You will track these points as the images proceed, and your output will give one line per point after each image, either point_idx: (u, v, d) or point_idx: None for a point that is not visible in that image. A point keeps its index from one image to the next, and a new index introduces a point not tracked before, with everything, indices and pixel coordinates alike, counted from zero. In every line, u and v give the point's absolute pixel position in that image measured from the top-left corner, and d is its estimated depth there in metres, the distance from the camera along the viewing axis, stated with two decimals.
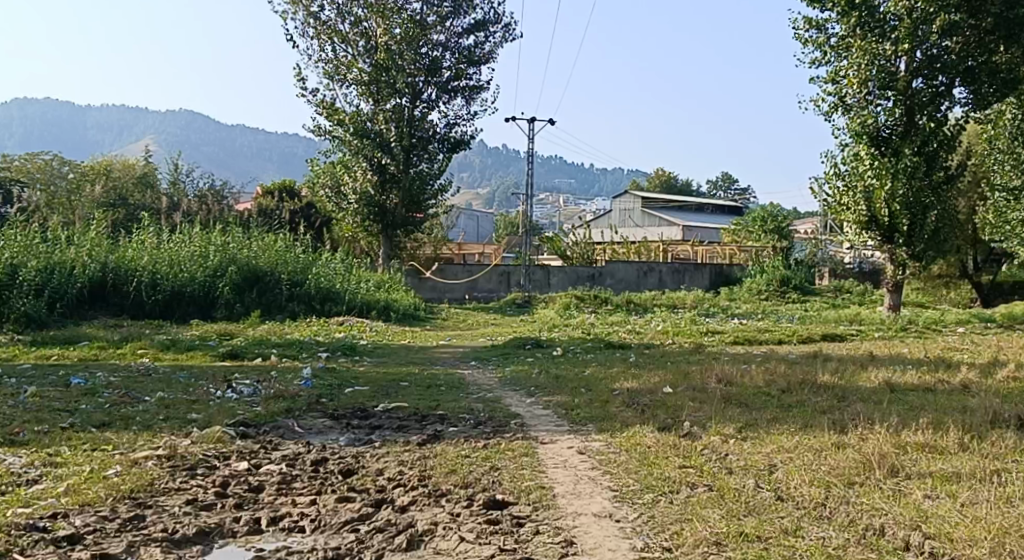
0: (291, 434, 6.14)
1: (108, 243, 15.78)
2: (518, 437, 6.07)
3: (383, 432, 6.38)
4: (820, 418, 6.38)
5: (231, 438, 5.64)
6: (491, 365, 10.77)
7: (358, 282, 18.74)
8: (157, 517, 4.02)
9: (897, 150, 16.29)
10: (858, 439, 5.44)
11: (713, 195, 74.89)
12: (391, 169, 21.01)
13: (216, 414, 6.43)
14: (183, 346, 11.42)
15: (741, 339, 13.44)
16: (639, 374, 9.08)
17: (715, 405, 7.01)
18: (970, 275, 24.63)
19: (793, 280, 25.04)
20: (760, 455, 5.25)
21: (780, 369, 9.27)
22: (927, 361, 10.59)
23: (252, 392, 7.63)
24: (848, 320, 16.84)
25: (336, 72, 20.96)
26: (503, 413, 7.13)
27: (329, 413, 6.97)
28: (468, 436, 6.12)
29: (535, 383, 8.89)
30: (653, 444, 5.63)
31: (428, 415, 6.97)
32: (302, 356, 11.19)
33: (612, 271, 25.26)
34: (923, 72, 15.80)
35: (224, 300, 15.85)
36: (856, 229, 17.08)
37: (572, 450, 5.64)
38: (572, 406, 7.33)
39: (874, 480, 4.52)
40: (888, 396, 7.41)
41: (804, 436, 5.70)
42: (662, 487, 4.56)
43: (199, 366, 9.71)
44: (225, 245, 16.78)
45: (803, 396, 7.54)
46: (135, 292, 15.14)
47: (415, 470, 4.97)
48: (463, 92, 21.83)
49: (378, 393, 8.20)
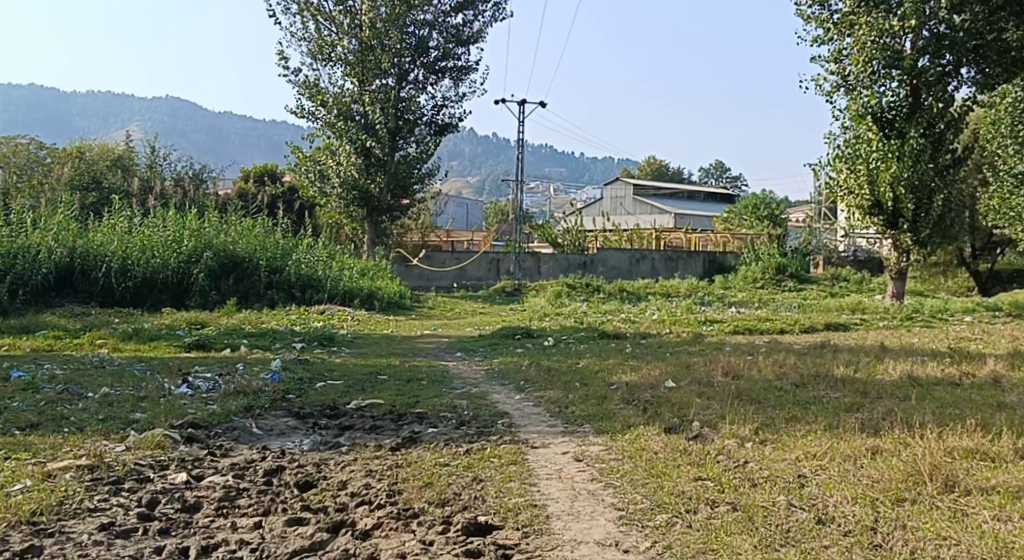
0: (246, 438, 5.39)
1: (77, 226, 15.00)
2: (506, 440, 5.33)
3: (354, 435, 5.67)
4: (844, 417, 5.68)
5: (173, 441, 4.88)
6: (478, 357, 10.04)
7: (341, 269, 17.85)
8: (59, 552, 3.27)
9: (902, 132, 15.58)
10: (896, 444, 4.74)
11: (705, 183, 74.19)
12: (376, 152, 20.14)
13: (163, 413, 5.66)
14: (148, 337, 10.64)
15: (742, 328, 12.76)
16: (638, 366, 8.35)
17: (725, 402, 6.31)
18: (968, 262, 23.99)
19: (789, 268, 24.32)
20: (786, 464, 4.53)
21: (789, 361, 8.56)
22: (945, 352, 9.89)
23: (210, 388, 6.83)
24: (849, 308, 16.16)
25: (319, 52, 20.10)
26: (489, 411, 6.40)
27: (293, 412, 6.21)
28: (450, 439, 5.39)
29: (524, 376, 8.13)
30: (660, 449, 4.90)
31: (405, 414, 6.23)
32: (274, 346, 10.41)
33: (604, 259, 24.53)
34: (930, 51, 14.96)
35: (199, 287, 15.07)
36: (859, 214, 16.39)
37: (568, 456, 4.91)
38: (566, 402, 6.61)
39: (930, 498, 3.83)
40: (917, 393, 6.69)
41: (833, 440, 5.02)
42: (677, 506, 3.83)
43: (160, 358, 8.95)
44: (201, 229, 15.96)
45: (821, 391, 6.84)
46: (105, 278, 14.37)
47: (384, 483, 4.22)
48: (451, 73, 21.04)
49: (352, 388, 7.47)
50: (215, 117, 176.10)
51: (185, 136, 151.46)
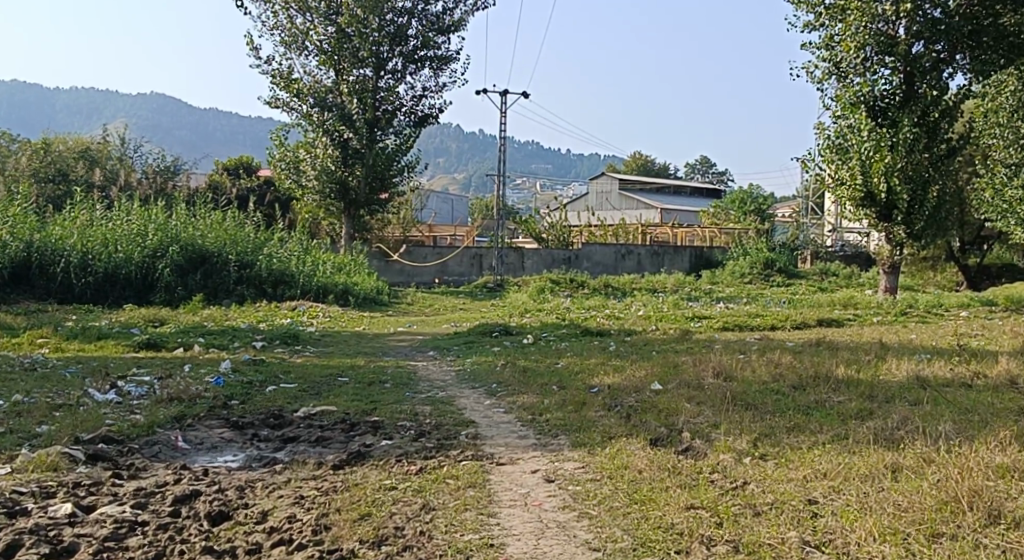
0: (167, 454, 4.66)
1: (33, 220, 14.28)
2: (467, 456, 4.61)
3: (296, 449, 4.96)
4: (854, 426, 5.05)
5: (71, 461, 4.13)
6: (450, 356, 9.31)
7: (316, 263, 16.94)
8: None
9: (895, 121, 14.87)
10: (920, 462, 4.09)
11: (691, 179, 73.47)
12: (353, 144, 19.38)
13: (74, 424, 4.92)
14: (96, 335, 9.87)
15: (732, 325, 12.10)
16: (622, 367, 7.64)
17: (718, 409, 5.65)
18: (958, 257, 23.49)
19: (778, 263, 23.72)
20: (792, 487, 3.89)
21: (785, 360, 7.90)
22: (946, 349, 9.25)
23: (142, 395, 6.06)
24: (842, 304, 15.51)
25: (291, 40, 19.21)
26: (453, 420, 5.68)
27: (230, 421, 5.48)
28: (403, 454, 4.67)
29: (496, 378, 7.41)
30: (645, 467, 4.21)
31: (357, 424, 5.51)
32: (232, 346, 9.65)
33: (588, 254, 23.81)
34: (926, 36, 14.26)
35: (164, 282, 14.23)
36: (852, 206, 15.67)
37: (536, 476, 4.21)
38: (540, 409, 5.91)
39: (972, 533, 3.18)
40: (929, 397, 6.06)
41: (845, 455, 4.38)
42: (664, 547, 3.23)
43: (102, 360, 8.22)
44: (167, 222, 15.12)
45: (822, 395, 6.18)
46: (63, 273, 13.67)
47: (313, 514, 3.52)
48: (430, 62, 20.23)
49: (305, 393, 6.75)
50: (198, 113, 174.34)
51: (167, 131, 149.80)
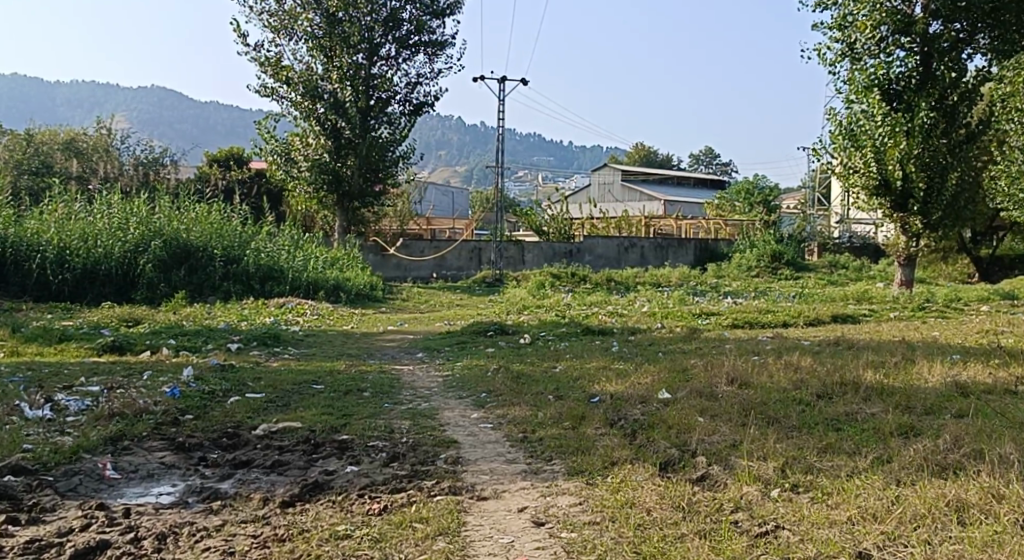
0: (89, 488, 3.95)
1: (5, 214, 13.52)
2: (443, 489, 3.88)
3: (245, 478, 4.23)
4: (899, 447, 4.32)
5: None
6: (440, 359, 8.57)
7: (307, 258, 16.17)
8: None
9: (911, 104, 14.03)
10: (993, 499, 3.36)
11: (695, 170, 72.57)
12: (346, 133, 18.60)
13: None
14: (60, 338, 9.10)
15: (742, 322, 11.33)
16: (627, 372, 6.88)
17: (736, 425, 4.89)
18: (969, 248, 22.85)
19: (785, 256, 22.92)
20: (836, 532, 3.20)
21: (806, 363, 7.15)
22: (976, 348, 8.49)
23: (81, 410, 5.34)
24: (857, 299, 14.72)
25: (278, 26, 18.39)
26: (433, 439, 4.94)
27: (174, 443, 4.75)
28: (368, 485, 3.95)
29: (486, 387, 6.65)
30: (655, 504, 3.50)
31: (323, 445, 4.76)
32: (205, 349, 8.90)
33: (591, 247, 23.04)
34: (943, 15, 13.60)
35: (145, 279, 13.41)
36: (866, 196, 14.87)
37: (523, 516, 3.51)
38: (534, 426, 5.15)
39: None
40: (976, 408, 5.32)
41: (894, 487, 3.67)
42: None
43: (59, 365, 7.47)
44: (150, 216, 14.37)
45: (853, 406, 5.42)
46: (39, 270, 12.99)
47: None
48: (425, 48, 19.40)
49: (271, 404, 6.00)
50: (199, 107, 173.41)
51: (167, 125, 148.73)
